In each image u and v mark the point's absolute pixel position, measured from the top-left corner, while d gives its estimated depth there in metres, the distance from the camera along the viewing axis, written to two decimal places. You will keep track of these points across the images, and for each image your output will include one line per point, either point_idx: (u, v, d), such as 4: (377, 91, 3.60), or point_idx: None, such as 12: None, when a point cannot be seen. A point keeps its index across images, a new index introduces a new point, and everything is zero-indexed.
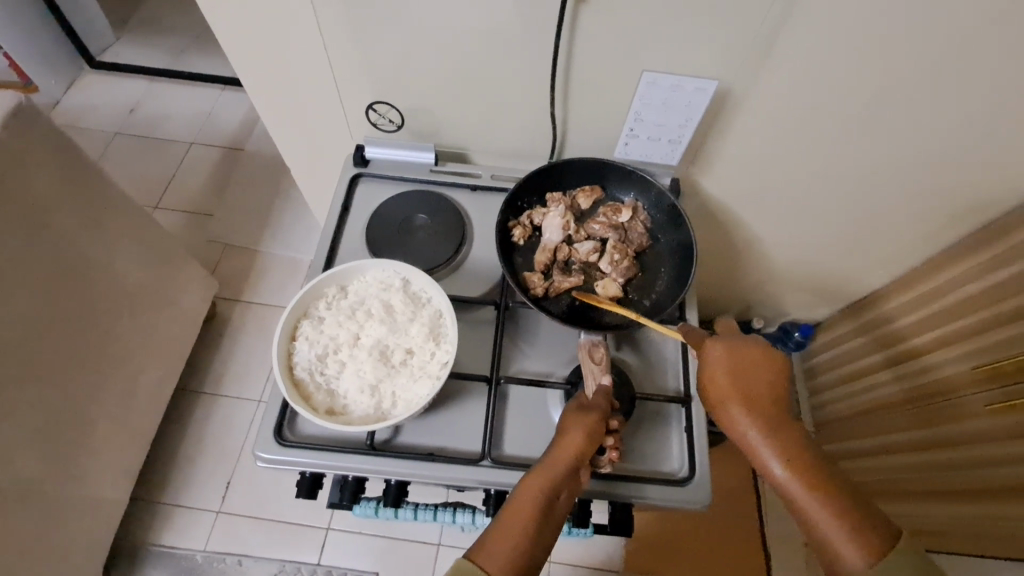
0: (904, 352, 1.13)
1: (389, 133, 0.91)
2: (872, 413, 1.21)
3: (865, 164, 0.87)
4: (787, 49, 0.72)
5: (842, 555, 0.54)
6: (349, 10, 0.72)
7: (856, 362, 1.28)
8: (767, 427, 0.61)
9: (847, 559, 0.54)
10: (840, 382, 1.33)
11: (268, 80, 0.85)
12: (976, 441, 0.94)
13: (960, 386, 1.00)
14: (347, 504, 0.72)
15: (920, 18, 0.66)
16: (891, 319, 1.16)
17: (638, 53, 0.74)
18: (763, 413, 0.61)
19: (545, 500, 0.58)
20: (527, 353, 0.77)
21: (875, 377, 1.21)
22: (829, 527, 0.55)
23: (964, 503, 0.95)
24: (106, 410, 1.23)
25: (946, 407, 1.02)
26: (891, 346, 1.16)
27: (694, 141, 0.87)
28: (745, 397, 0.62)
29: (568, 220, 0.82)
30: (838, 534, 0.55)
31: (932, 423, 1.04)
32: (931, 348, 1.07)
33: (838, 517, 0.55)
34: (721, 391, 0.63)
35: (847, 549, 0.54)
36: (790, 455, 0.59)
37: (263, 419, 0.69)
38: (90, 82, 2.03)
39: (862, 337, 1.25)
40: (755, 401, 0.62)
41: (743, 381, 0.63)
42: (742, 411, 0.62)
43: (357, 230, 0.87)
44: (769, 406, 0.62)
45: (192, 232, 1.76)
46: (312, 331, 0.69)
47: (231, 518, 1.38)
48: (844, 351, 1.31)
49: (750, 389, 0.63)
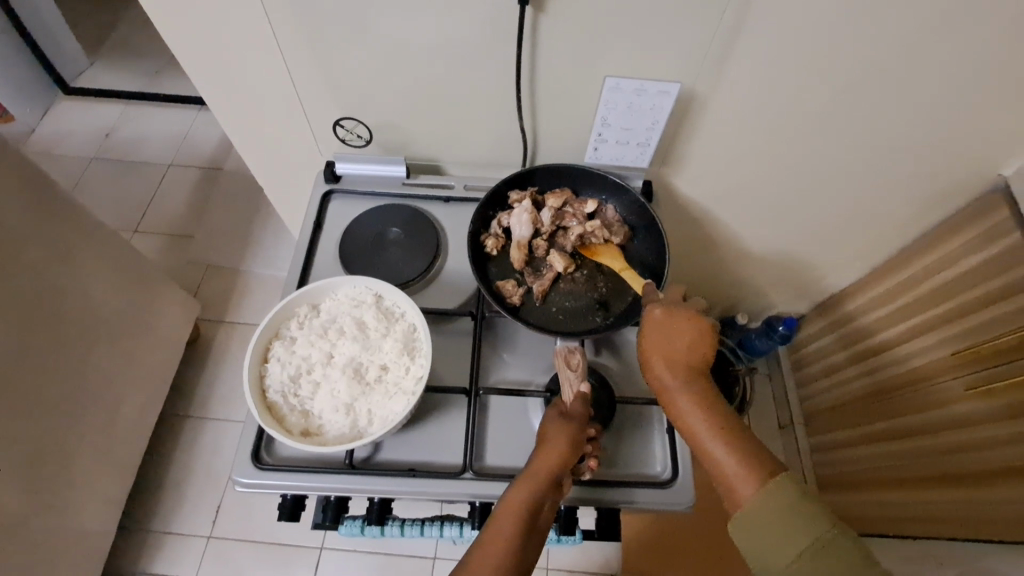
0: (889, 340, 1.13)
1: (359, 148, 0.91)
2: (856, 404, 1.23)
3: (832, 156, 0.88)
4: (745, 51, 0.73)
5: (734, 491, 0.56)
6: (311, 29, 0.72)
7: (840, 354, 1.28)
8: (683, 375, 0.63)
9: (736, 490, 0.56)
10: (826, 374, 1.33)
11: (234, 100, 0.85)
12: (959, 428, 0.96)
13: (936, 374, 1.03)
14: (331, 524, 0.71)
15: (871, 15, 0.68)
16: (858, 314, 1.20)
17: (600, 58, 0.75)
18: (680, 362, 0.63)
19: (528, 513, 0.57)
20: (506, 362, 0.77)
21: (858, 367, 1.22)
22: (726, 466, 0.58)
23: (947, 487, 0.97)
24: (88, 441, 1.21)
25: (930, 393, 1.03)
26: (875, 335, 1.17)
27: (662, 143, 0.87)
28: (664, 350, 0.64)
29: (535, 215, 0.82)
30: (732, 469, 0.57)
31: (916, 411, 1.06)
32: (913, 334, 1.08)
33: (735, 457, 0.58)
34: (646, 345, 0.65)
35: (737, 482, 0.57)
36: (702, 404, 0.61)
37: (240, 443, 0.69)
38: (63, 109, 2.01)
39: (854, 324, 1.22)
40: (674, 355, 0.64)
41: (664, 330, 0.65)
42: (663, 365, 0.63)
43: (331, 247, 0.86)
44: (691, 359, 0.63)
45: (171, 255, 1.74)
46: (284, 352, 0.68)
47: (223, 542, 1.36)
48: (829, 342, 1.32)
49: (672, 345, 0.64)
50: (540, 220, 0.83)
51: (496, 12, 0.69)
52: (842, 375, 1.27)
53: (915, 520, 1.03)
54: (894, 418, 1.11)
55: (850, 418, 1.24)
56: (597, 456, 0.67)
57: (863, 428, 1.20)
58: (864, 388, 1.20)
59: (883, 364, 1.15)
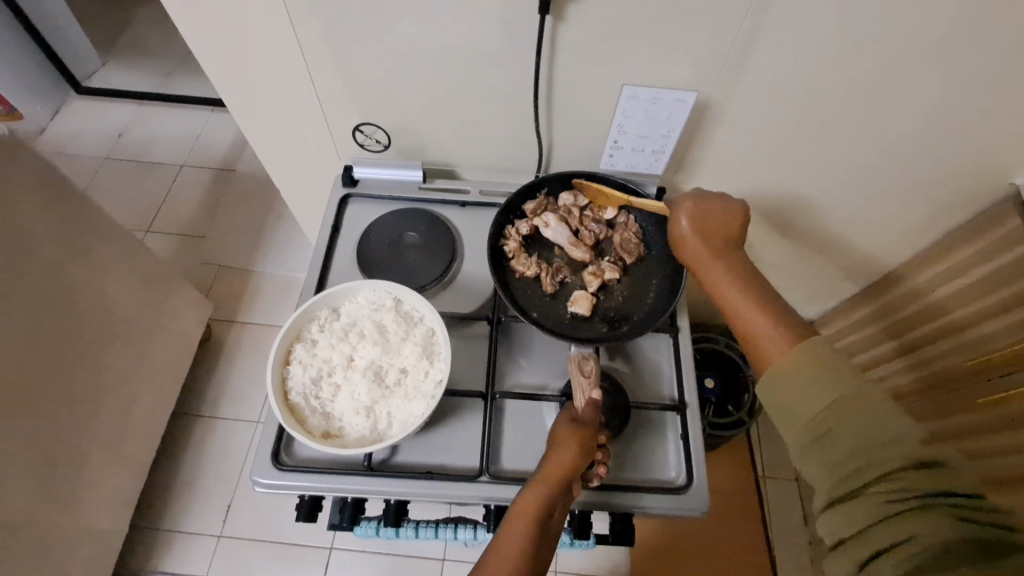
0: (902, 348, 1.15)
1: (376, 153, 0.92)
2: (912, 399, 1.14)
3: (844, 164, 0.89)
4: (760, 61, 0.74)
5: (761, 338, 0.61)
6: (331, 34, 0.73)
7: (883, 346, 1.19)
8: (714, 249, 0.70)
9: (764, 340, 0.61)
10: (872, 368, 1.22)
11: (254, 104, 0.86)
12: (997, 433, 0.96)
13: (1013, 361, 0.93)
14: (347, 525, 0.72)
15: (886, 28, 0.69)
16: (927, 291, 1.06)
17: (617, 67, 0.76)
18: (715, 240, 0.71)
19: (540, 519, 0.57)
20: (522, 366, 0.78)
21: (901, 359, 1.15)
22: (754, 322, 0.62)
23: (1007, 492, 0.94)
24: (101, 439, 1.22)
25: (948, 399, 1.05)
26: (908, 333, 1.13)
27: (677, 150, 0.88)
28: (702, 225, 0.72)
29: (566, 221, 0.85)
30: (756, 322, 0.62)
31: (982, 407, 0.99)
32: (983, 317, 0.97)
33: (765, 312, 0.62)
34: (678, 227, 0.73)
35: (762, 334, 0.61)
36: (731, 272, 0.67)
37: (260, 444, 0.70)
38: (76, 108, 2.03)
39: (862, 332, 1.23)
40: (713, 238, 0.71)
41: (701, 212, 0.72)
42: (699, 236, 0.71)
43: (349, 250, 0.87)
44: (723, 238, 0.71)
45: (183, 255, 1.76)
46: (306, 355, 0.69)
47: (233, 542, 1.37)
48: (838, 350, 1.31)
49: (710, 222, 0.72)
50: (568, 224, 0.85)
51: (514, 21, 0.70)
52: (895, 366, 1.17)
53: None
54: (950, 416, 1.05)
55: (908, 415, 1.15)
56: (607, 463, 0.66)
57: (933, 423, 1.09)
58: (917, 382, 1.12)
59: (935, 355, 1.08)
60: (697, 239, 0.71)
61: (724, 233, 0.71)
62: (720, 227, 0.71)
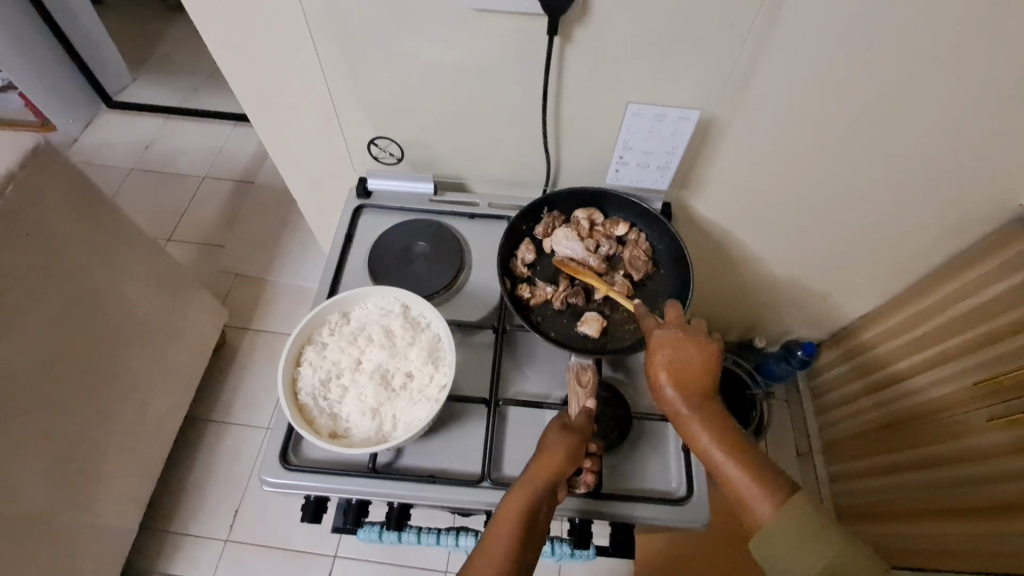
0: (901, 373, 1.15)
1: (390, 165, 0.95)
2: (877, 433, 1.21)
3: (849, 182, 0.90)
4: (763, 80, 0.76)
5: (754, 510, 0.59)
6: (350, 51, 0.77)
7: (866, 377, 1.25)
8: (694, 399, 0.64)
9: (755, 507, 0.59)
10: (844, 403, 1.32)
11: (273, 114, 0.89)
12: (982, 458, 0.94)
13: (966, 402, 1.00)
14: (351, 527, 0.73)
15: (887, 49, 0.70)
16: (876, 343, 1.21)
17: (624, 85, 0.78)
18: (691, 389, 0.64)
19: (526, 519, 0.58)
20: (527, 374, 0.79)
21: (870, 398, 1.24)
22: (744, 486, 0.60)
23: (953, 519, 0.96)
24: (116, 440, 1.25)
25: (945, 424, 1.03)
26: (914, 355, 1.12)
27: (682, 167, 0.90)
28: (678, 377, 0.65)
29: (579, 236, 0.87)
30: (747, 486, 0.60)
31: (931, 443, 1.06)
32: (972, 346, 1.00)
33: (751, 476, 0.60)
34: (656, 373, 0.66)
35: (754, 500, 0.59)
36: (717, 427, 0.63)
37: (269, 443, 0.72)
38: (107, 121, 2.12)
39: (847, 363, 1.31)
40: (689, 380, 0.65)
41: (674, 352, 0.66)
42: (675, 393, 0.64)
43: (360, 259, 0.90)
44: (701, 384, 0.65)
45: (202, 262, 1.81)
46: (316, 357, 0.72)
47: (240, 546, 1.38)
48: (838, 375, 1.35)
49: (691, 379, 0.65)
50: (582, 238, 0.87)
51: (526, 40, 0.73)
52: (856, 406, 1.29)
53: (931, 552, 0.99)
54: (913, 448, 1.10)
55: (893, 442, 1.16)
56: (596, 471, 0.68)
57: (892, 455, 1.15)
58: (897, 412, 1.16)
59: (929, 382, 1.08)
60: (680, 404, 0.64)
61: (703, 378, 0.65)
62: (699, 371, 0.65)
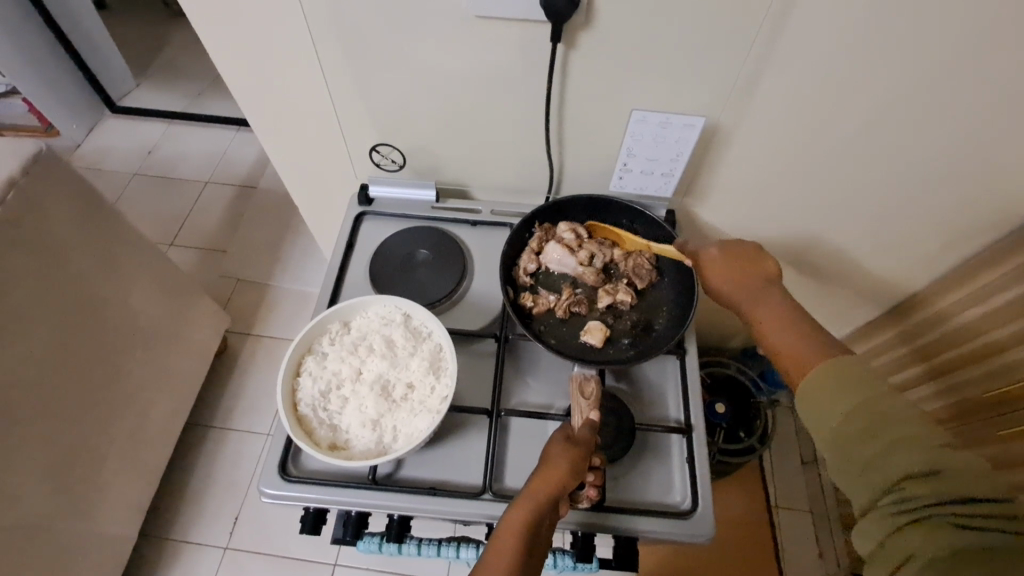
0: (942, 364, 1.07)
1: (392, 172, 0.95)
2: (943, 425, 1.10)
3: (855, 190, 0.89)
4: (768, 88, 0.75)
5: (806, 365, 0.62)
6: (354, 57, 0.76)
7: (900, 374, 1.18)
8: (746, 287, 0.72)
9: (809, 363, 0.62)
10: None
11: (275, 121, 0.89)
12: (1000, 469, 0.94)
13: (978, 410, 1.01)
14: (350, 539, 0.72)
15: (894, 57, 0.69)
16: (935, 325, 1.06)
17: (627, 92, 0.78)
18: (742, 279, 0.73)
19: (527, 535, 0.57)
20: (529, 384, 0.78)
21: (931, 384, 1.11)
22: (796, 349, 0.64)
23: None
24: (117, 446, 1.24)
25: (977, 428, 1.01)
26: (936, 356, 1.09)
27: (685, 175, 0.89)
28: (728, 270, 0.74)
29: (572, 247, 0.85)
30: (800, 349, 0.64)
31: (976, 445, 1.01)
32: (989, 352, 0.97)
33: (805, 344, 0.64)
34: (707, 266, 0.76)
35: (808, 359, 0.63)
36: (772, 309, 0.69)
37: (267, 454, 0.71)
38: (110, 126, 2.13)
39: (901, 349, 1.15)
40: (741, 272, 0.73)
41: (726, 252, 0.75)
42: (724, 279, 0.74)
43: (361, 266, 0.90)
44: (754, 277, 0.73)
45: (203, 268, 1.81)
46: (316, 367, 0.71)
47: (240, 553, 1.37)
48: (887, 362, 1.20)
49: (739, 270, 0.73)
50: (576, 250, 0.85)
51: (529, 47, 0.73)
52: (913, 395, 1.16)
53: None
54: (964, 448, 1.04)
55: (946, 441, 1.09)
56: (598, 486, 0.67)
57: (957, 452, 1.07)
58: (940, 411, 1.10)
59: (964, 380, 1.03)
60: (736, 294, 0.72)
61: (754, 272, 0.73)
62: (750, 267, 0.74)
